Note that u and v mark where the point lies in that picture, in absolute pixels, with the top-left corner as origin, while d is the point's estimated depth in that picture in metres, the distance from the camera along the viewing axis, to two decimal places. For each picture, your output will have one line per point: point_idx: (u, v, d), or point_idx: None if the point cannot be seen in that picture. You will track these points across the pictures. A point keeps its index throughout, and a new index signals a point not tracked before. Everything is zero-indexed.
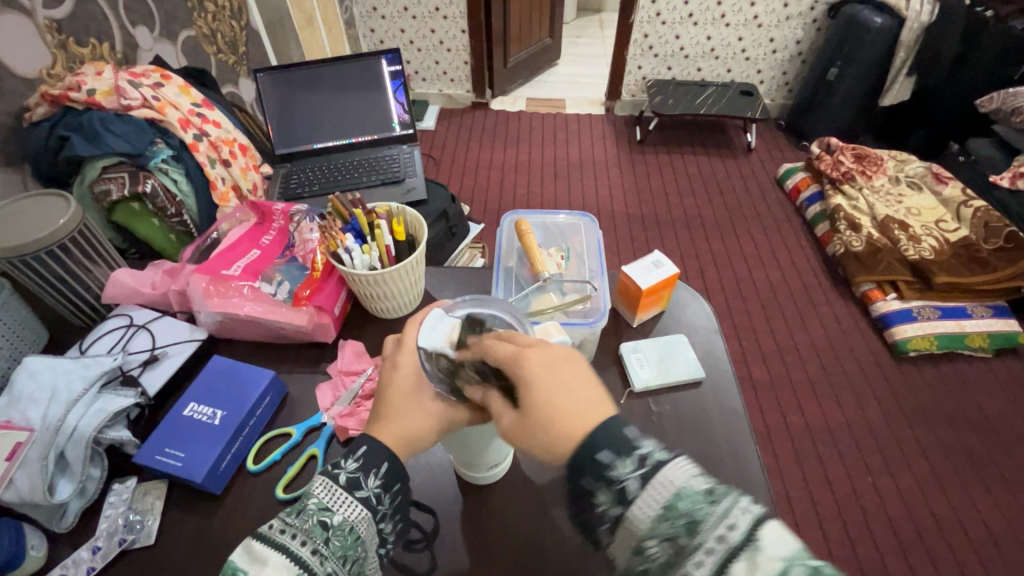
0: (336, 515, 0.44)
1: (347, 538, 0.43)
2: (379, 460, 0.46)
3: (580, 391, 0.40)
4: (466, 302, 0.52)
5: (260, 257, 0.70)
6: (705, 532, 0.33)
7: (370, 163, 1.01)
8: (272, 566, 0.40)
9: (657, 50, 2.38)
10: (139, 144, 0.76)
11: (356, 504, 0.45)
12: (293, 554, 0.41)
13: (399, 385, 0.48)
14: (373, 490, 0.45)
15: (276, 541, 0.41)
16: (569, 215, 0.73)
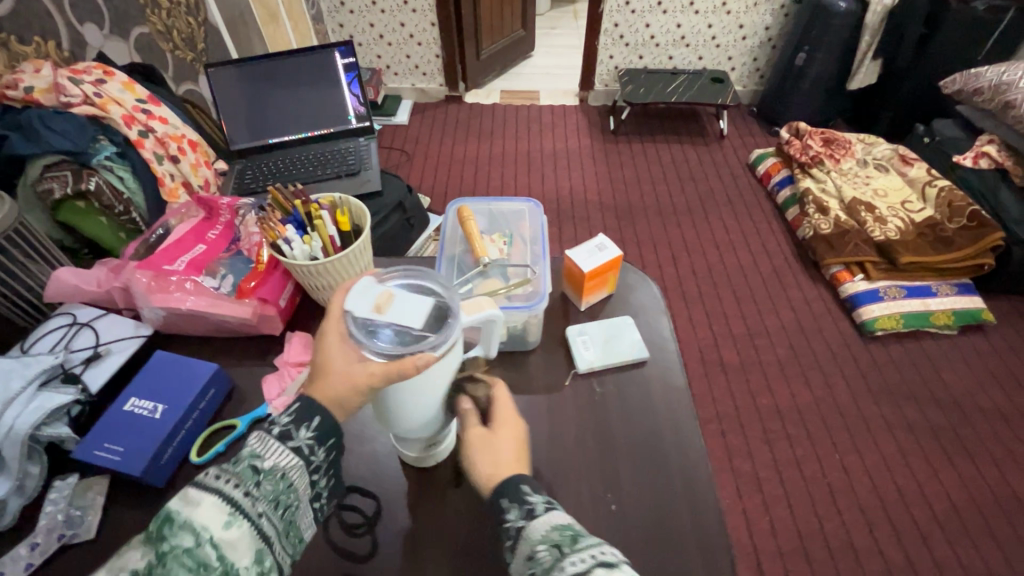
0: (268, 460, 0.43)
1: (279, 484, 0.42)
2: (313, 412, 0.45)
3: (528, 457, 0.49)
4: (400, 273, 0.50)
5: (204, 252, 0.70)
6: (582, 547, 0.39)
7: (326, 157, 1.01)
8: (204, 506, 0.38)
9: (627, 39, 2.39)
10: (81, 141, 0.76)
11: (289, 452, 0.44)
12: (225, 493, 0.39)
13: (332, 349, 0.46)
14: (305, 439, 0.44)
15: (207, 483, 0.40)
16: (516, 200, 0.72)
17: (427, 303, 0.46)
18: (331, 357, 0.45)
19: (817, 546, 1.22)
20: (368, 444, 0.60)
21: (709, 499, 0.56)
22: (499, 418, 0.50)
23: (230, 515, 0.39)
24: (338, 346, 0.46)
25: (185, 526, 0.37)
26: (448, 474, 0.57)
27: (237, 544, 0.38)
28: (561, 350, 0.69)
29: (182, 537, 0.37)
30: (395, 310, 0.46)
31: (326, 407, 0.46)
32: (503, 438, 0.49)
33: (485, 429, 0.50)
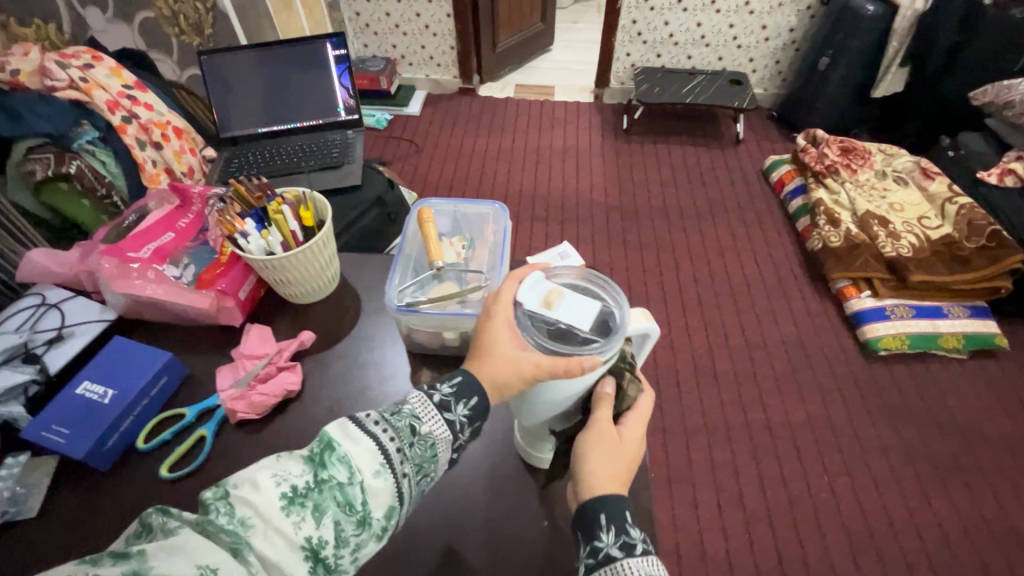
0: (424, 426, 0.47)
1: (427, 451, 0.46)
2: (472, 392, 0.49)
3: (629, 478, 0.49)
4: (571, 274, 0.53)
5: (172, 240, 0.70)
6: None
7: (312, 149, 1.01)
8: (363, 448, 0.43)
9: (645, 37, 2.33)
10: (62, 125, 0.78)
11: (442, 423, 0.48)
12: (381, 441, 0.43)
13: (500, 332, 0.49)
14: (460, 416, 0.48)
15: (372, 428, 0.44)
16: (480, 204, 0.72)
17: (595, 306, 0.49)
18: (500, 339, 0.49)
19: (795, 568, 1.19)
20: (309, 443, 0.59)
21: (648, 520, 0.54)
22: (629, 427, 0.51)
23: (380, 464, 0.42)
24: (506, 332, 0.49)
25: (344, 460, 0.41)
26: None
27: (378, 495, 0.42)
28: None
29: (338, 469, 0.41)
30: (563, 307, 0.49)
31: (484, 387, 0.49)
32: (615, 451, 0.49)
33: (615, 431, 0.50)
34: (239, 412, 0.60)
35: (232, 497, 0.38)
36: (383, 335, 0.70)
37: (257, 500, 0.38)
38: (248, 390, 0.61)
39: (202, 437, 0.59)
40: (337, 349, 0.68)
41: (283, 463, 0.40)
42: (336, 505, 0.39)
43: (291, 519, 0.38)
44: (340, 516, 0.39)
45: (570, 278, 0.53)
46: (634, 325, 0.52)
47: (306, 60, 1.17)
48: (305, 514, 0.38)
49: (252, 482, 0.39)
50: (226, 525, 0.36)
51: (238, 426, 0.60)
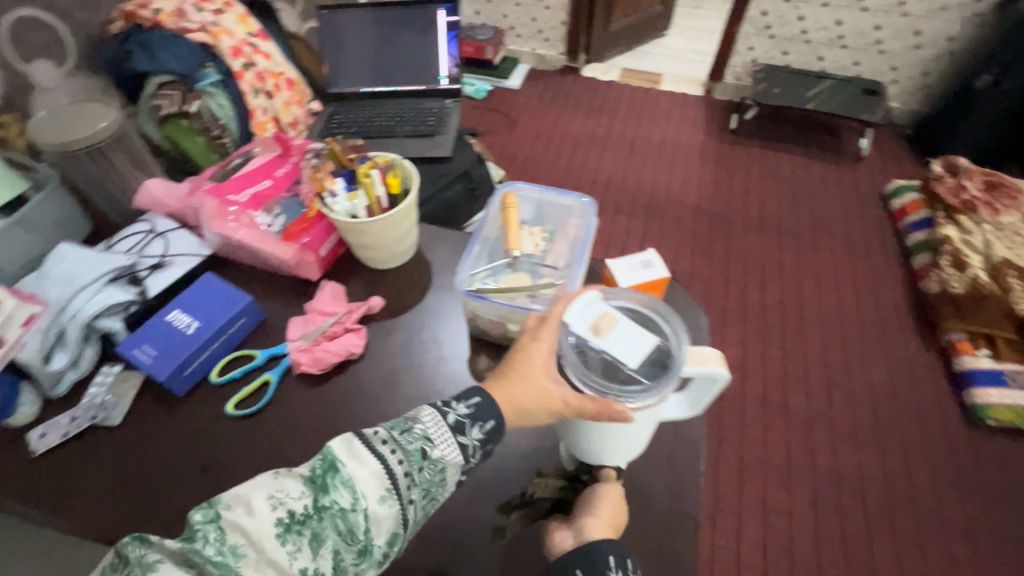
0: (436, 448, 0.45)
1: (436, 475, 0.44)
2: (489, 416, 0.47)
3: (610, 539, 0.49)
4: (628, 299, 0.50)
5: (268, 189, 0.74)
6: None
7: (408, 114, 1.01)
8: (368, 472, 0.41)
9: (774, 31, 2.13)
10: (189, 65, 0.82)
11: (455, 447, 0.46)
12: (388, 465, 0.42)
13: (539, 358, 0.47)
14: (474, 440, 0.46)
15: (378, 450, 0.42)
16: (570, 195, 0.68)
17: (648, 343, 0.46)
18: (536, 364, 0.47)
19: None
20: (362, 407, 0.61)
21: (688, 560, 0.51)
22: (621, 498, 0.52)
23: (386, 490, 0.41)
24: (545, 357, 0.47)
25: (347, 484, 0.40)
26: None
27: (382, 522, 0.40)
28: None
29: (340, 493, 0.40)
30: (613, 337, 0.47)
31: (503, 409, 0.47)
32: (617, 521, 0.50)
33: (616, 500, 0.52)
34: (303, 365, 0.62)
35: (222, 521, 0.37)
36: (448, 313, 0.69)
37: (250, 526, 0.37)
38: (314, 345, 0.64)
39: (267, 381, 0.63)
40: (401, 320, 0.69)
41: (280, 485, 0.39)
42: (337, 535, 0.38)
43: (286, 549, 0.37)
44: (339, 545, 0.39)
45: (631, 303, 0.50)
46: (700, 367, 0.46)
47: (412, 23, 1.18)
48: (303, 543, 0.37)
49: (245, 504, 0.38)
50: (214, 555, 0.35)
51: (299, 378, 0.63)
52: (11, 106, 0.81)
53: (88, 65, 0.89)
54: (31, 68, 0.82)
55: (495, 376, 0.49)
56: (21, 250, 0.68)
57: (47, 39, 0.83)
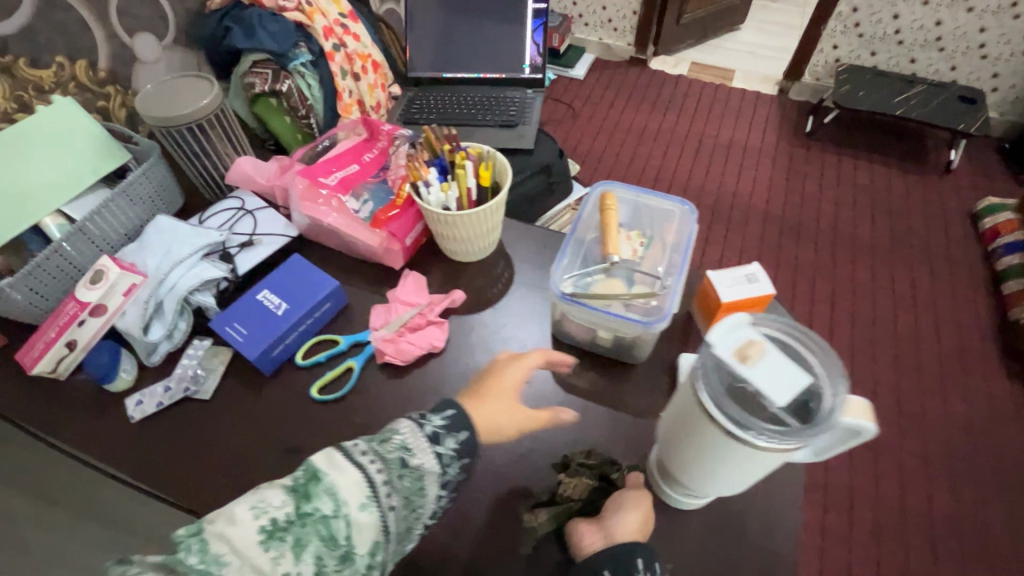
0: (415, 457, 0.45)
1: (416, 483, 0.44)
2: (461, 427, 0.48)
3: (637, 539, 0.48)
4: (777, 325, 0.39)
5: (356, 173, 0.73)
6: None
7: (488, 103, 0.98)
8: (349, 481, 0.41)
9: (864, 29, 1.98)
10: (284, 44, 0.82)
11: (432, 456, 0.45)
12: (369, 474, 0.42)
13: (509, 382, 0.54)
14: (448, 450, 0.46)
15: (358, 459, 0.42)
16: (670, 199, 0.64)
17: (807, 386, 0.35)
18: (505, 383, 0.54)
19: None
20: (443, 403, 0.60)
21: None
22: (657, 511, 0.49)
23: (367, 498, 0.41)
24: (511, 380, 0.54)
25: (329, 492, 0.40)
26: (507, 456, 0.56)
27: (365, 531, 0.40)
28: (666, 374, 0.61)
29: (323, 501, 0.39)
30: (765, 371, 0.35)
31: (476, 424, 0.49)
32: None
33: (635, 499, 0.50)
34: (387, 355, 0.62)
35: (207, 533, 0.37)
36: (529, 313, 0.68)
37: (232, 534, 0.37)
38: (397, 337, 0.63)
39: (350, 367, 0.63)
40: (482, 316, 0.68)
41: (262, 494, 0.39)
42: (321, 541, 0.38)
43: (270, 555, 0.37)
44: (324, 552, 0.38)
45: (776, 331, 0.39)
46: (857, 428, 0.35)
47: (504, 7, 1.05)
48: (286, 551, 0.37)
49: (228, 516, 0.38)
50: (197, 563, 0.36)
51: (382, 368, 0.62)
52: (115, 78, 0.83)
53: (184, 40, 0.91)
54: (135, 42, 0.84)
55: (467, 396, 0.53)
56: (122, 220, 0.70)
57: (150, 14, 0.84)
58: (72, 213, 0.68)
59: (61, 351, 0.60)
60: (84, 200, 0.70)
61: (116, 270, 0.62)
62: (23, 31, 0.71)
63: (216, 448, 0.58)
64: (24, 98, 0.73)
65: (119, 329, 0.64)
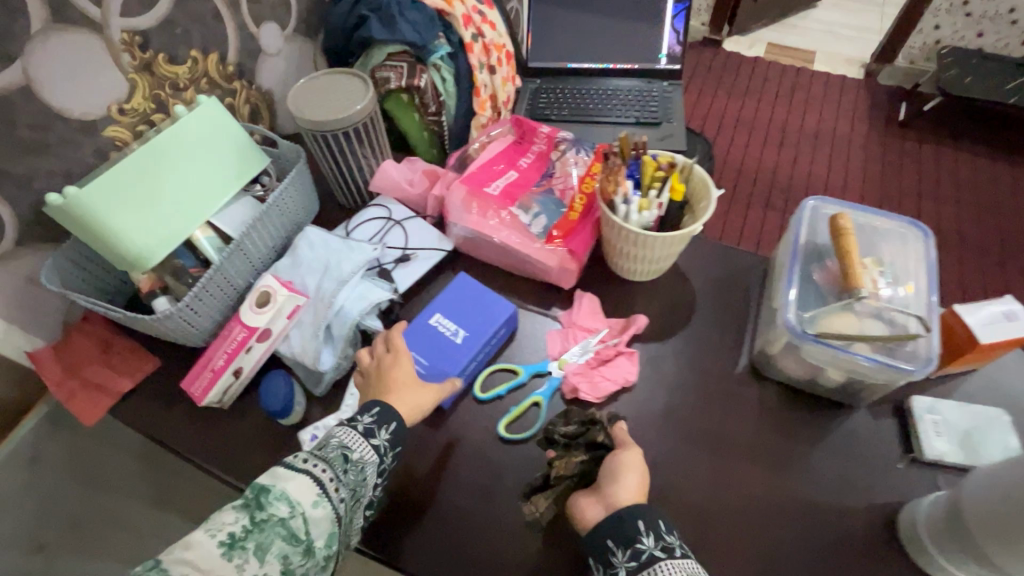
0: (354, 452, 0.46)
1: (359, 475, 0.45)
2: (391, 419, 0.49)
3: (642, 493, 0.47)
4: None
5: (517, 181, 0.67)
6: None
7: (624, 96, 0.93)
8: (297, 484, 0.42)
9: (972, 8, 1.82)
10: (426, 35, 0.75)
11: (369, 449, 0.47)
12: (315, 475, 0.43)
13: (406, 368, 0.52)
14: (384, 441, 0.48)
15: (300, 466, 0.43)
16: (898, 219, 0.56)
17: None
18: (400, 368, 0.52)
19: None
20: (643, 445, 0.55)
21: None
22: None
23: (318, 494, 0.42)
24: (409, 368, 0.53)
25: (282, 498, 0.41)
26: (725, 508, 0.51)
27: (321, 524, 0.42)
28: (892, 417, 0.55)
29: (278, 506, 0.41)
30: None
31: (402, 412, 0.50)
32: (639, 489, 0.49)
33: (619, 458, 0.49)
34: (581, 392, 0.56)
35: (165, 562, 0.37)
36: (721, 341, 0.61)
37: (193, 556, 0.37)
38: (589, 369, 0.57)
39: (535, 403, 0.57)
40: (669, 344, 0.61)
41: (214, 517, 0.40)
42: (281, 540, 0.40)
43: (234, 563, 0.38)
44: (286, 550, 0.40)
45: None
46: None
47: None
48: (249, 556, 0.38)
49: (184, 543, 0.38)
50: None
51: (571, 403, 0.57)
52: (241, 72, 0.77)
53: (304, 28, 0.84)
54: (261, 32, 0.77)
55: (367, 391, 0.53)
56: (270, 233, 0.65)
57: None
58: (221, 225, 0.64)
59: (229, 380, 0.56)
60: (229, 210, 0.65)
61: (282, 292, 0.58)
62: (164, 23, 0.65)
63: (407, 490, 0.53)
64: (162, 98, 0.67)
65: (282, 353, 0.59)
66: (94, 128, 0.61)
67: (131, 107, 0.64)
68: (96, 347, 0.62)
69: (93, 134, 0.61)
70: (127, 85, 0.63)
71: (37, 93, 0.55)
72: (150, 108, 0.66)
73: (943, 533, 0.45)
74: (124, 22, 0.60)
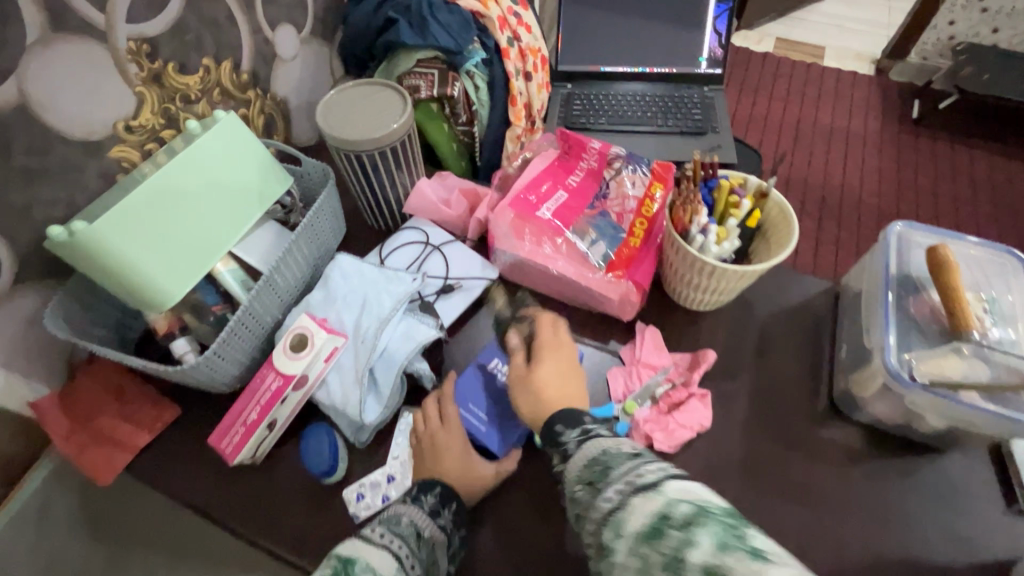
0: (426, 530, 0.44)
1: (432, 554, 0.43)
2: (453, 497, 0.46)
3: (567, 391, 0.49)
4: None
5: (569, 202, 0.61)
6: (614, 478, 0.38)
7: (664, 103, 0.88)
8: (376, 561, 0.40)
9: (988, 4, 1.80)
10: (461, 40, 0.68)
11: (438, 529, 0.44)
12: (393, 552, 0.41)
13: (460, 442, 0.49)
14: (449, 520, 0.45)
15: (375, 541, 0.42)
16: (994, 247, 0.52)
17: None
18: (453, 444, 0.49)
19: None
20: (723, 496, 0.50)
21: None
22: None
23: (397, 569, 0.41)
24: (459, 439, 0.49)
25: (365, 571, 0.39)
26: (819, 568, 0.47)
27: None
28: (989, 462, 0.51)
29: None
30: None
31: (462, 490, 0.48)
32: (562, 369, 0.50)
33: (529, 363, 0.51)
34: (656, 442, 0.51)
35: None
36: (796, 377, 0.57)
37: None
38: (660, 416, 0.53)
39: None
40: (741, 381, 0.56)
41: None
42: None
43: None
44: None
45: None
46: None
47: None
48: None
49: None
50: None
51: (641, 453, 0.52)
52: (255, 80, 0.69)
53: (320, 30, 0.77)
54: (276, 36, 0.70)
55: (421, 463, 0.49)
56: (298, 263, 0.59)
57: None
58: (244, 255, 0.58)
59: (264, 434, 0.50)
60: (252, 237, 0.59)
61: (321, 333, 0.52)
62: (173, 29, 0.57)
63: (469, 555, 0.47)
64: (172, 112, 0.60)
65: (319, 401, 0.53)
66: (99, 149, 0.54)
67: (139, 124, 0.57)
68: (108, 396, 0.55)
69: (97, 156, 0.55)
70: (135, 99, 0.56)
71: (34, 113, 0.48)
72: (159, 124, 0.59)
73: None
74: (131, 28, 0.53)
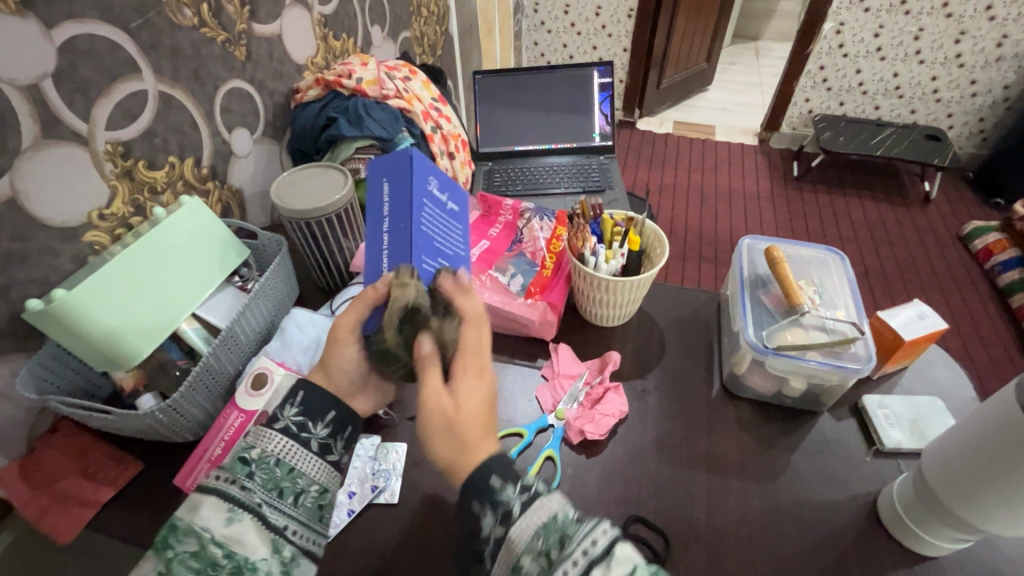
0: (257, 449, 0.48)
1: (273, 470, 0.48)
2: (296, 390, 0.52)
3: (492, 422, 0.47)
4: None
5: (491, 248, 0.73)
6: (570, 547, 0.37)
7: (569, 171, 1.05)
8: (206, 507, 0.44)
9: (831, 84, 2.20)
10: (391, 130, 0.83)
11: (278, 436, 0.49)
12: (224, 492, 0.45)
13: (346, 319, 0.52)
14: (292, 419, 0.50)
15: (210, 487, 0.46)
16: (814, 247, 0.68)
17: None
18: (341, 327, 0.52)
19: None
20: (643, 474, 0.57)
21: None
22: None
23: (230, 511, 0.44)
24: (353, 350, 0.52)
25: (188, 532, 0.43)
26: (728, 524, 0.54)
27: (240, 537, 0.44)
28: (855, 420, 0.62)
29: (187, 542, 0.43)
30: None
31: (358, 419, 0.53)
32: (473, 381, 0.48)
33: (458, 372, 0.49)
34: (587, 432, 0.59)
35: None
36: (695, 370, 0.67)
37: None
38: (587, 412, 0.61)
39: (549, 457, 0.58)
40: (651, 378, 0.66)
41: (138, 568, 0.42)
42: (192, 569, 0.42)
43: None
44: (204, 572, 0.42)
45: None
46: None
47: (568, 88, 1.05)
48: None
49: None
50: None
51: (575, 445, 0.59)
52: (214, 174, 0.80)
53: (271, 132, 0.90)
54: (233, 137, 0.83)
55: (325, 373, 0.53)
56: (257, 317, 0.67)
57: (246, 109, 0.84)
58: (207, 315, 0.65)
59: None
60: (213, 300, 0.67)
61: (279, 371, 0.59)
62: (144, 134, 0.69)
63: (422, 554, 0.52)
64: (140, 201, 0.69)
65: None
66: (75, 234, 0.62)
67: (111, 213, 0.66)
68: (71, 459, 0.58)
69: (73, 241, 0.62)
70: (108, 191, 0.65)
71: (21, 204, 0.56)
72: (128, 212, 0.68)
73: (917, 501, 0.49)
74: (108, 134, 0.64)
